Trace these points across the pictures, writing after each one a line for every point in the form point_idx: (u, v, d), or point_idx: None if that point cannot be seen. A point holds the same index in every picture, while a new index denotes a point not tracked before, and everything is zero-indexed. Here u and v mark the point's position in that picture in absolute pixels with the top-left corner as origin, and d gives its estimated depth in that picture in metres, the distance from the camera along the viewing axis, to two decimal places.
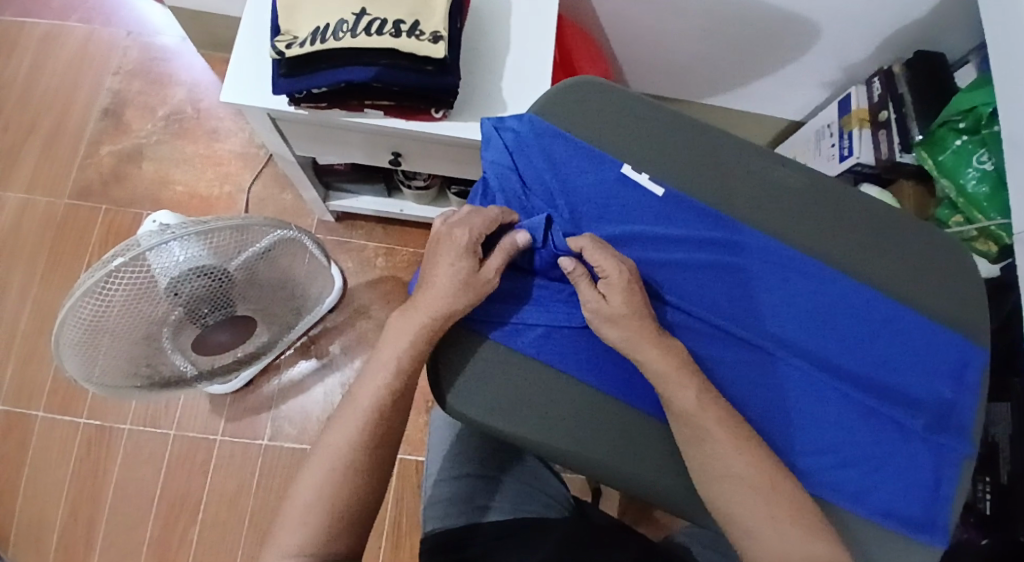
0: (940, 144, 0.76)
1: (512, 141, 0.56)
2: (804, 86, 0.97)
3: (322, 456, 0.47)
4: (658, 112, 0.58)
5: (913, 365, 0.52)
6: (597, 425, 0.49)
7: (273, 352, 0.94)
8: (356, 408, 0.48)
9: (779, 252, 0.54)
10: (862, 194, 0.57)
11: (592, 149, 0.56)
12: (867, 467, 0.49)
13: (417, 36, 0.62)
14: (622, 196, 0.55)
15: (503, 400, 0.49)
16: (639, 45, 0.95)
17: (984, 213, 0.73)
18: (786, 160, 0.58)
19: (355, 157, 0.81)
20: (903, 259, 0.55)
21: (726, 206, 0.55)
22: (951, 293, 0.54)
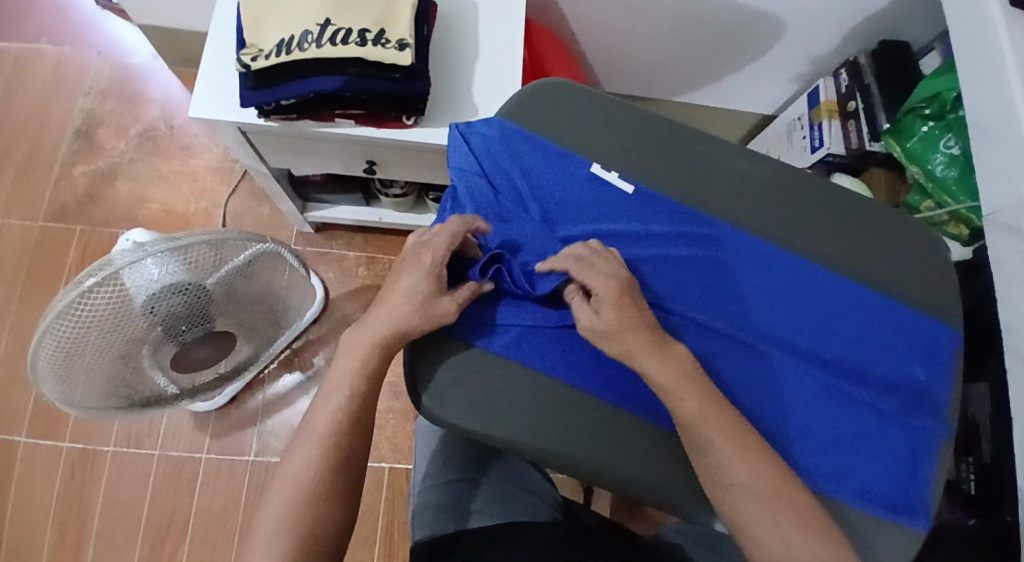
0: (908, 132, 0.78)
1: (480, 144, 0.56)
2: (774, 80, 0.98)
3: (295, 469, 0.46)
4: (626, 111, 0.58)
5: (887, 349, 0.52)
6: (573, 423, 0.49)
7: (256, 367, 0.93)
8: (337, 416, 0.47)
9: (750, 244, 0.54)
10: (830, 184, 0.57)
11: (559, 150, 0.56)
12: (845, 451, 0.49)
13: (382, 44, 0.62)
14: (594, 195, 0.55)
15: (482, 402, 0.49)
16: (609, 46, 0.96)
17: (953, 197, 0.74)
18: (753, 151, 0.58)
19: (331, 168, 0.81)
20: (872, 245, 0.55)
21: (697, 200, 0.56)
22: (921, 277, 0.55)
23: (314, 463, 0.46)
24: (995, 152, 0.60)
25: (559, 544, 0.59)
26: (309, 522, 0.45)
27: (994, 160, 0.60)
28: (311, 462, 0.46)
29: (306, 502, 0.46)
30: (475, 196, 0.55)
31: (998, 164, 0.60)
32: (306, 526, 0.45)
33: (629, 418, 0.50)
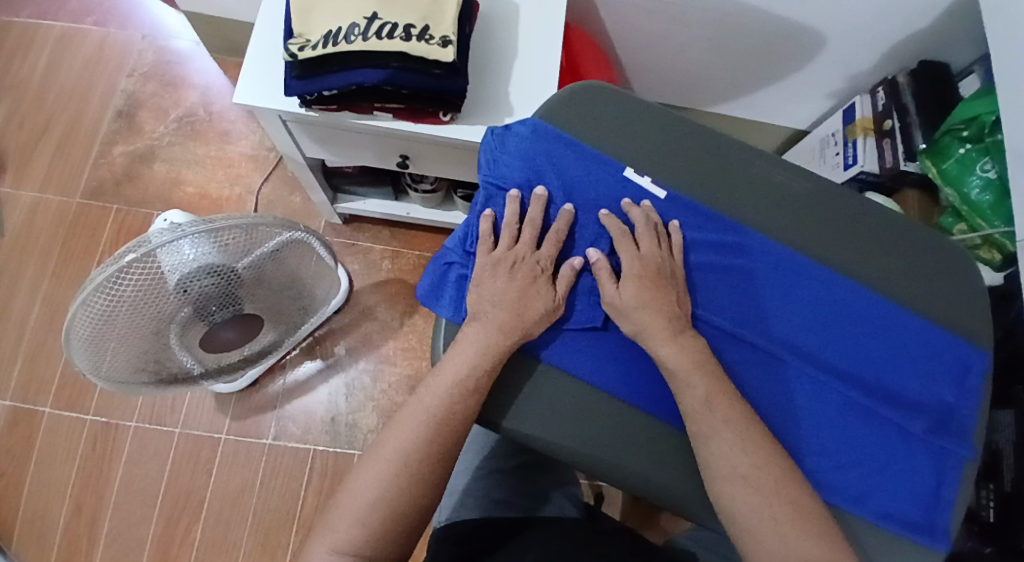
0: (944, 153, 0.77)
1: (515, 143, 0.56)
2: (810, 94, 0.98)
3: (394, 446, 0.47)
4: (663, 117, 0.59)
5: (917, 370, 0.52)
6: (602, 429, 0.50)
7: (279, 351, 0.95)
8: (437, 395, 0.48)
9: (782, 255, 0.54)
10: (864, 201, 0.57)
11: (594, 152, 0.56)
12: (871, 469, 0.49)
13: (426, 40, 0.62)
14: (625, 196, 0.56)
15: (518, 400, 0.51)
16: (644, 54, 0.97)
17: (988, 220, 0.73)
18: (788, 164, 0.58)
19: (363, 159, 0.83)
20: (905, 264, 0.55)
21: (730, 208, 0.56)
22: (955, 301, 0.55)
23: (413, 442, 0.47)
24: None
25: (585, 538, 0.59)
26: (408, 481, 0.46)
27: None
28: (429, 422, 0.47)
29: (422, 452, 0.47)
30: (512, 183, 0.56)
31: None
32: (395, 506, 0.45)
33: (663, 430, 0.51)
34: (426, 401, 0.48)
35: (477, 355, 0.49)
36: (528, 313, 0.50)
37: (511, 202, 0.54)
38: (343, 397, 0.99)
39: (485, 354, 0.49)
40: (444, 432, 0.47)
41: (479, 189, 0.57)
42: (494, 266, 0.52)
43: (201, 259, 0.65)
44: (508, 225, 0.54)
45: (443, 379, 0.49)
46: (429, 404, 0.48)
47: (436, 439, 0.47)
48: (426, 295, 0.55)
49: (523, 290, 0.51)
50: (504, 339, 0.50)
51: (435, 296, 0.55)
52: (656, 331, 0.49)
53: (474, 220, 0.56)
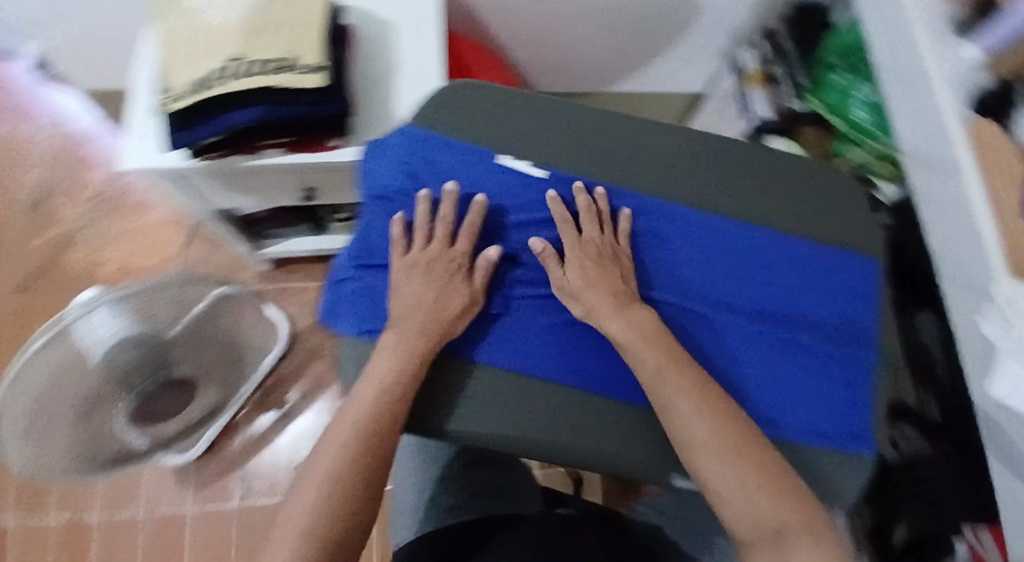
0: (824, 87, 0.82)
1: (387, 153, 0.58)
2: (701, 55, 1.02)
3: (324, 458, 0.46)
4: (527, 101, 0.61)
5: (816, 291, 0.53)
6: (541, 411, 0.51)
7: (229, 410, 0.94)
8: (360, 401, 0.48)
9: (668, 210, 0.56)
10: (733, 143, 0.60)
11: (467, 146, 0.58)
12: (787, 393, 0.51)
13: (294, 71, 0.64)
14: (509, 183, 0.57)
15: (454, 407, 0.51)
16: (535, 48, 0.99)
17: (877, 138, 0.77)
18: (655, 122, 0.61)
19: (271, 199, 0.82)
20: (784, 193, 0.57)
21: (607, 174, 0.58)
22: (836, 219, 0.57)
23: (343, 448, 0.46)
24: (920, 96, 0.66)
25: (559, 529, 0.58)
26: (343, 486, 0.44)
27: (920, 104, 0.66)
28: (356, 427, 0.47)
29: (352, 455, 0.46)
30: (391, 192, 0.58)
31: (924, 106, 0.66)
32: (331, 514, 0.43)
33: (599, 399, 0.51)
34: (352, 410, 0.48)
35: (397, 359, 0.50)
36: (448, 313, 0.52)
37: (421, 203, 0.56)
38: (305, 443, 0.97)
39: (403, 357, 0.50)
40: (373, 432, 0.47)
41: (365, 205, 0.59)
42: (413, 267, 0.54)
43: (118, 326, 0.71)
44: (421, 227, 0.55)
45: (366, 386, 0.49)
46: (354, 412, 0.48)
47: (366, 441, 0.46)
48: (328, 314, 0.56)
49: (445, 288, 0.53)
50: (428, 334, 0.51)
51: (336, 315, 0.55)
52: (603, 306, 0.51)
53: (364, 237, 0.57)
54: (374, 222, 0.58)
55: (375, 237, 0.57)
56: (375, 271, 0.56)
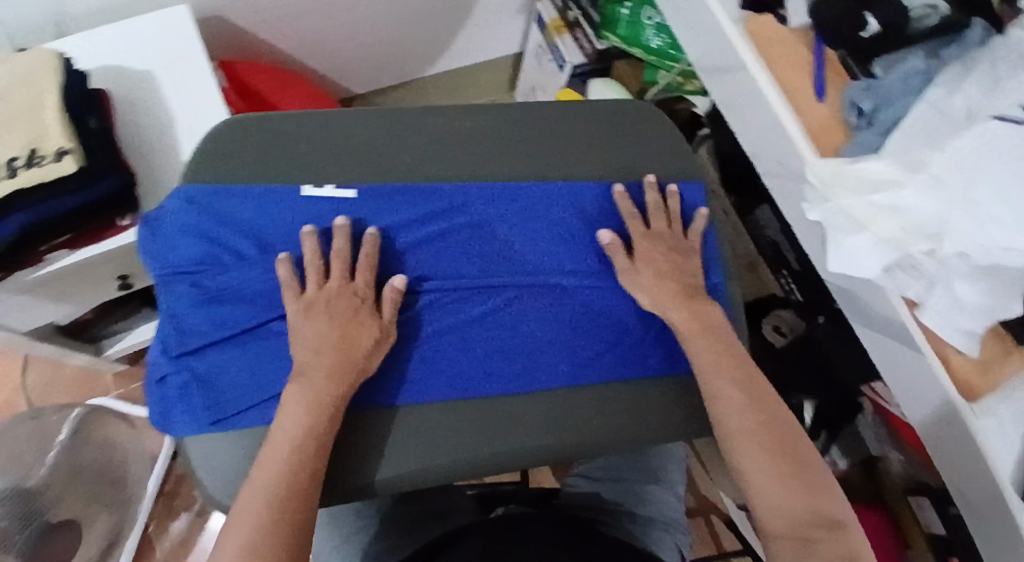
0: (614, 20, 0.83)
1: (177, 223, 0.54)
2: (502, 17, 1.02)
3: (237, 535, 0.40)
4: (305, 123, 0.58)
5: (640, 229, 0.60)
6: (471, 425, 0.52)
7: (133, 531, 0.87)
8: (271, 465, 0.44)
9: (486, 195, 0.58)
10: (523, 109, 0.62)
11: (263, 190, 0.55)
12: (637, 329, 0.57)
13: (38, 163, 0.55)
14: (318, 217, 0.55)
15: (385, 450, 0.50)
16: (332, 57, 0.93)
17: (675, 58, 0.84)
18: (439, 108, 0.61)
19: (87, 299, 0.74)
20: (583, 146, 0.61)
21: (415, 177, 0.58)
22: (634, 157, 0.62)
23: (257, 519, 0.40)
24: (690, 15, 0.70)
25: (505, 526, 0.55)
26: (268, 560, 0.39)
27: (692, 19, 0.70)
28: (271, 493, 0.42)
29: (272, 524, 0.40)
30: (194, 263, 0.53)
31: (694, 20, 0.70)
32: None
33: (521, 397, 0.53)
34: (262, 478, 0.43)
35: (308, 413, 0.46)
36: (359, 350, 0.50)
37: (309, 239, 0.53)
38: None
39: (315, 407, 0.47)
40: (292, 494, 0.42)
41: (160, 285, 0.53)
42: (316, 307, 0.51)
43: None
44: (313, 264, 0.52)
45: (276, 448, 0.45)
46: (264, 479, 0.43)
47: (286, 505, 0.42)
48: (159, 420, 0.51)
49: (354, 322, 0.51)
50: (339, 377, 0.48)
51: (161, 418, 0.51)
52: (668, 299, 0.55)
53: (177, 317, 0.52)
54: (173, 304, 0.52)
55: (179, 320, 0.52)
56: (191, 358, 0.52)
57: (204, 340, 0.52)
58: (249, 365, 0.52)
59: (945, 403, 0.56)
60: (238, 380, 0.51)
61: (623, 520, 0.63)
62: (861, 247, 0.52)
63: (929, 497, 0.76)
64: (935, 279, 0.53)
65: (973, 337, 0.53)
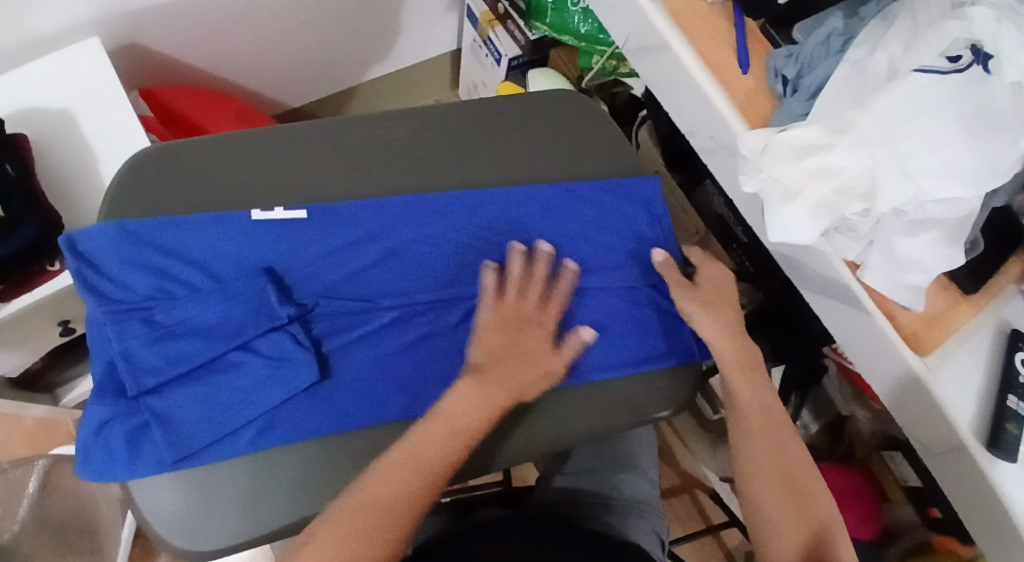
0: (541, 9, 0.83)
1: (120, 257, 0.50)
2: (433, 14, 1.01)
3: (373, 494, 0.41)
4: (243, 145, 0.56)
5: (598, 223, 0.59)
6: (614, 405, 0.55)
7: None
8: (433, 447, 0.44)
9: (436, 202, 0.56)
10: (463, 108, 0.60)
11: (207, 217, 0.52)
12: (602, 326, 0.56)
13: None
14: (265, 240, 0.53)
15: (541, 424, 0.53)
16: (264, 73, 0.92)
17: (604, 42, 0.83)
18: (376, 116, 0.59)
19: (34, 347, 0.72)
20: (528, 144, 0.61)
21: (358, 192, 0.56)
22: (580, 152, 0.62)
23: (395, 489, 0.41)
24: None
25: (477, 534, 0.53)
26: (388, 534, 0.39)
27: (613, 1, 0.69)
28: (428, 465, 0.43)
29: (404, 500, 0.41)
30: (143, 297, 0.50)
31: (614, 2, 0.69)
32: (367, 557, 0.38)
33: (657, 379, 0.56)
34: (423, 448, 0.44)
35: (483, 409, 0.46)
36: (534, 376, 0.49)
37: (517, 255, 0.54)
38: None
39: (489, 404, 0.47)
40: (432, 481, 0.43)
41: (103, 322, 0.49)
42: (510, 317, 0.51)
43: None
44: (514, 277, 0.52)
45: (438, 426, 0.45)
46: (426, 451, 0.44)
47: (422, 491, 0.42)
48: (107, 471, 0.47)
49: (541, 349, 0.50)
50: (512, 390, 0.48)
51: (120, 468, 0.47)
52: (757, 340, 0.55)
53: (127, 354, 0.48)
54: (123, 342, 0.48)
55: (131, 357, 0.48)
56: (148, 399, 0.47)
57: (160, 378, 0.48)
58: (212, 401, 0.48)
59: (897, 360, 0.56)
60: (201, 418, 0.48)
61: (599, 511, 0.62)
62: (799, 217, 0.51)
63: (902, 451, 0.78)
64: (873, 238, 0.53)
65: (918, 291, 0.53)
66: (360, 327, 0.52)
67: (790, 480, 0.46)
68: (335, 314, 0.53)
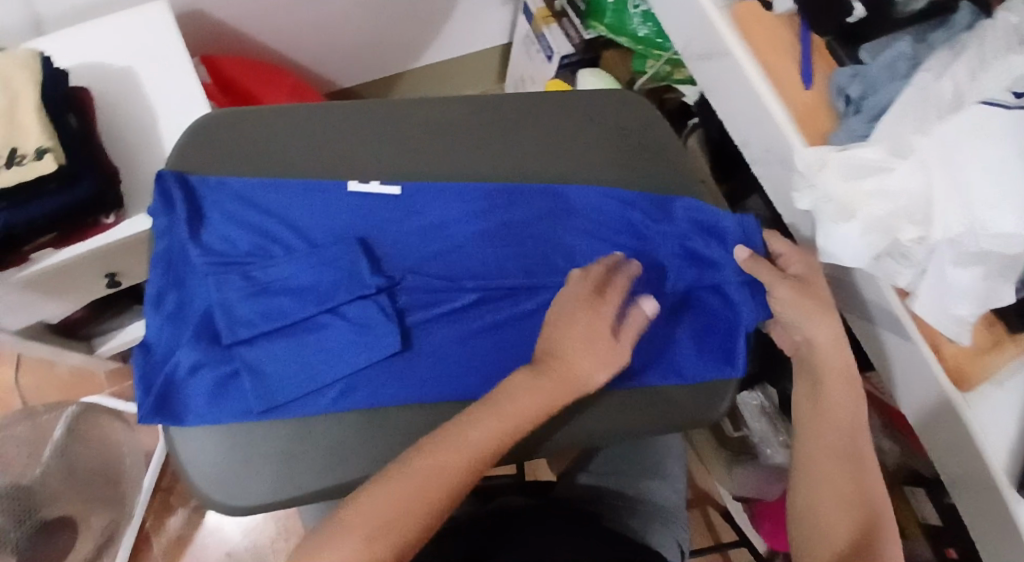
0: (600, 10, 0.84)
1: (221, 211, 0.52)
2: (487, 6, 1.01)
3: (422, 463, 0.43)
4: (339, 115, 0.57)
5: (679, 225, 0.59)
6: (677, 407, 0.54)
7: (129, 528, 0.89)
8: (487, 431, 0.44)
9: (523, 190, 0.57)
10: (553, 100, 0.61)
11: (308, 182, 0.54)
12: (671, 328, 0.56)
13: (18, 163, 0.54)
14: (359, 211, 0.54)
15: (608, 417, 0.53)
16: (320, 50, 0.93)
17: (661, 47, 0.82)
18: (469, 100, 0.60)
19: (80, 297, 0.74)
20: (614, 142, 0.61)
21: (444, 172, 0.57)
22: (662, 153, 0.62)
23: (441, 462, 0.43)
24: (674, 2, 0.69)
25: (503, 529, 0.53)
26: (421, 505, 0.41)
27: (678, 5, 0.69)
28: (480, 448, 0.44)
29: (448, 476, 0.42)
30: (240, 253, 0.52)
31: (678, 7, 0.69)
32: (393, 522, 0.40)
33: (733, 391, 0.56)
34: (480, 431, 0.44)
35: (536, 401, 0.46)
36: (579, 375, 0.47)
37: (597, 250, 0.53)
38: (228, 525, 0.95)
39: (541, 399, 0.46)
40: (481, 464, 0.44)
41: (201, 271, 0.50)
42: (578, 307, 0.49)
43: None
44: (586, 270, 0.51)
45: (497, 411, 0.45)
46: (482, 433, 0.44)
47: (467, 471, 0.43)
48: (188, 413, 0.48)
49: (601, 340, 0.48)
50: (559, 387, 0.46)
51: (203, 413, 0.48)
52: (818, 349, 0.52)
53: (222, 307, 0.49)
54: (222, 293, 0.49)
55: (229, 308, 0.49)
56: (241, 349, 0.49)
57: (253, 331, 0.49)
58: (300, 359, 0.49)
59: (936, 390, 0.54)
60: (289, 374, 0.49)
61: (622, 515, 0.62)
62: (854, 235, 0.51)
63: (924, 487, 0.77)
64: (926, 266, 0.51)
65: (965, 325, 0.51)
66: (441, 305, 0.52)
67: (857, 495, 0.48)
68: (421, 289, 0.53)
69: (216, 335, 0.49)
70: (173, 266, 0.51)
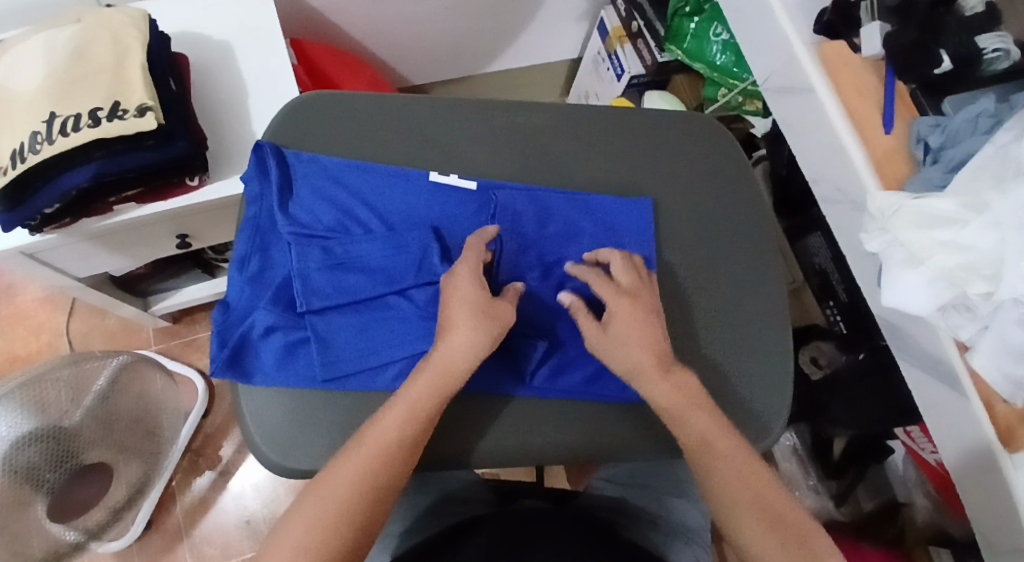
0: (680, 34, 0.83)
1: (306, 185, 0.55)
2: (563, 20, 1.03)
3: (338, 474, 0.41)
4: (426, 108, 0.58)
5: (744, 251, 0.60)
6: (599, 423, 0.55)
7: (159, 483, 0.91)
8: (387, 424, 0.44)
9: (597, 200, 0.58)
10: (635, 116, 0.62)
11: (390, 167, 0.55)
12: (730, 354, 0.57)
13: (120, 117, 0.57)
14: (436, 200, 0.55)
15: (529, 430, 0.53)
16: (398, 46, 0.96)
17: (738, 77, 0.84)
18: (553, 106, 0.61)
19: (149, 253, 0.76)
20: (690, 163, 0.62)
21: (522, 174, 0.58)
22: (737, 179, 0.62)
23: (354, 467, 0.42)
24: (762, 37, 0.71)
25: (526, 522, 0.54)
26: (352, 510, 0.40)
27: (764, 40, 0.70)
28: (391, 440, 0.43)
29: (366, 477, 0.42)
30: (320, 227, 0.54)
31: (765, 42, 0.70)
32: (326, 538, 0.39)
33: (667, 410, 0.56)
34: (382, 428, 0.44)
35: (429, 388, 0.45)
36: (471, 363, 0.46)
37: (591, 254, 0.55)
38: (250, 494, 0.97)
39: (434, 386, 0.45)
40: (400, 458, 0.43)
41: (282, 240, 0.53)
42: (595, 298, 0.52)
43: (14, 430, 0.69)
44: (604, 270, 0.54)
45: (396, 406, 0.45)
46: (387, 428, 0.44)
47: (386, 467, 0.43)
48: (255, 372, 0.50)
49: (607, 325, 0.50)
50: (447, 384, 0.46)
51: (270, 373, 0.50)
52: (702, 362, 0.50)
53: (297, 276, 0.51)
54: (301, 263, 0.51)
55: (306, 278, 0.51)
56: (313, 319, 0.51)
57: (327, 302, 0.51)
58: (366, 335, 0.51)
59: (982, 450, 0.54)
60: (354, 348, 0.50)
61: (652, 531, 0.62)
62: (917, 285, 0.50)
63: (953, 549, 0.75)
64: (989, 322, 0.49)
65: None
66: None
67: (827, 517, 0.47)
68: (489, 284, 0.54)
69: (291, 303, 0.52)
70: (255, 232, 0.53)
